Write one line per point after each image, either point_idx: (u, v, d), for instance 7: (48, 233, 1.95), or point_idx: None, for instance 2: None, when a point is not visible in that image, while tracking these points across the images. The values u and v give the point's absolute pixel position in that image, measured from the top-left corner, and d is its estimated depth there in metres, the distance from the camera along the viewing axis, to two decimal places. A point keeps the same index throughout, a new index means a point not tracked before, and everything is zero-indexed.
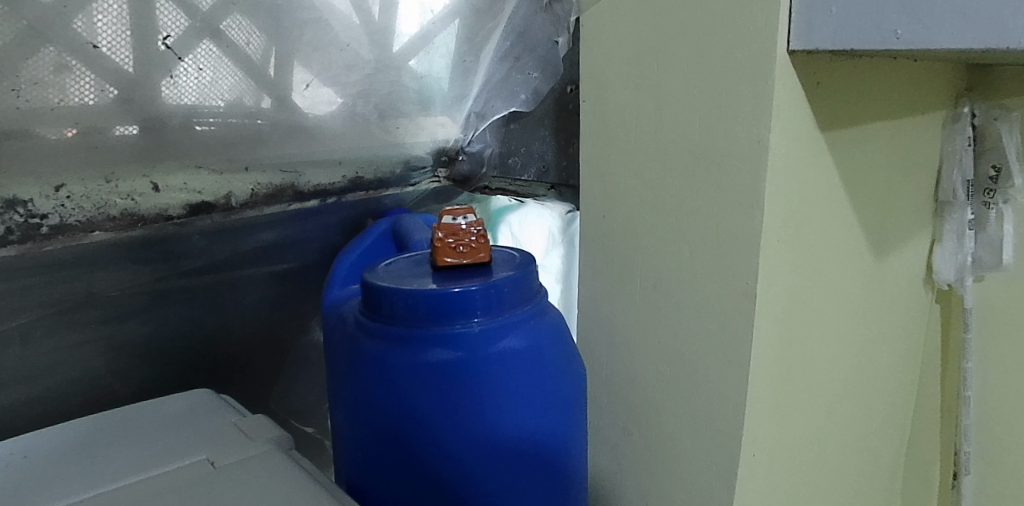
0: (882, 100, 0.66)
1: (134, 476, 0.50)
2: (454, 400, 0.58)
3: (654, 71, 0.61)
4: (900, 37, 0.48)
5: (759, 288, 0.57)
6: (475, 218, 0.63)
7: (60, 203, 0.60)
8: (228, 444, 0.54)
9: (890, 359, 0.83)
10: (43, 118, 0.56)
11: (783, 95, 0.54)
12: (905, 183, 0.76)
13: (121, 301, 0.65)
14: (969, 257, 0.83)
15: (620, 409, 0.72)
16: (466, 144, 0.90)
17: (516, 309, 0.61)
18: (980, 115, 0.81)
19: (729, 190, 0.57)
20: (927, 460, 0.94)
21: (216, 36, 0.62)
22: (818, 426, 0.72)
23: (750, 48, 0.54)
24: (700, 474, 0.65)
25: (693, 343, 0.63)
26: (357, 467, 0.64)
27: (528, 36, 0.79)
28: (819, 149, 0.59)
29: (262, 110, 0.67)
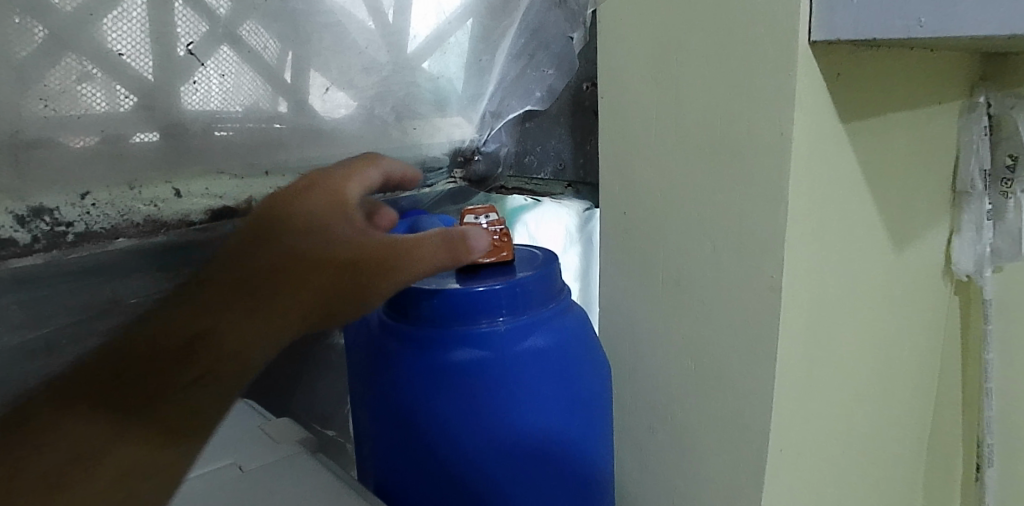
0: (900, 91, 0.66)
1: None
2: (480, 400, 0.58)
3: (673, 67, 0.61)
4: (924, 26, 0.48)
5: (785, 281, 0.57)
6: (496, 217, 0.64)
7: (86, 211, 0.60)
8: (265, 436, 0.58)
9: (911, 350, 0.82)
10: (68, 126, 0.56)
11: (806, 86, 0.53)
12: (924, 174, 0.75)
13: (143, 307, 0.64)
14: (987, 247, 0.82)
15: (642, 405, 0.72)
16: (482, 144, 0.89)
17: (539, 307, 0.61)
18: (995, 105, 0.80)
19: (752, 183, 0.57)
20: (950, 453, 0.93)
21: (235, 42, 0.63)
22: (842, 419, 0.71)
23: (771, 40, 0.54)
24: (726, 471, 0.65)
25: (718, 338, 0.63)
26: (384, 469, 0.64)
27: (541, 33, 0.81)
28: (841, 140, 0.59)
29: (279, 114, 0.68)
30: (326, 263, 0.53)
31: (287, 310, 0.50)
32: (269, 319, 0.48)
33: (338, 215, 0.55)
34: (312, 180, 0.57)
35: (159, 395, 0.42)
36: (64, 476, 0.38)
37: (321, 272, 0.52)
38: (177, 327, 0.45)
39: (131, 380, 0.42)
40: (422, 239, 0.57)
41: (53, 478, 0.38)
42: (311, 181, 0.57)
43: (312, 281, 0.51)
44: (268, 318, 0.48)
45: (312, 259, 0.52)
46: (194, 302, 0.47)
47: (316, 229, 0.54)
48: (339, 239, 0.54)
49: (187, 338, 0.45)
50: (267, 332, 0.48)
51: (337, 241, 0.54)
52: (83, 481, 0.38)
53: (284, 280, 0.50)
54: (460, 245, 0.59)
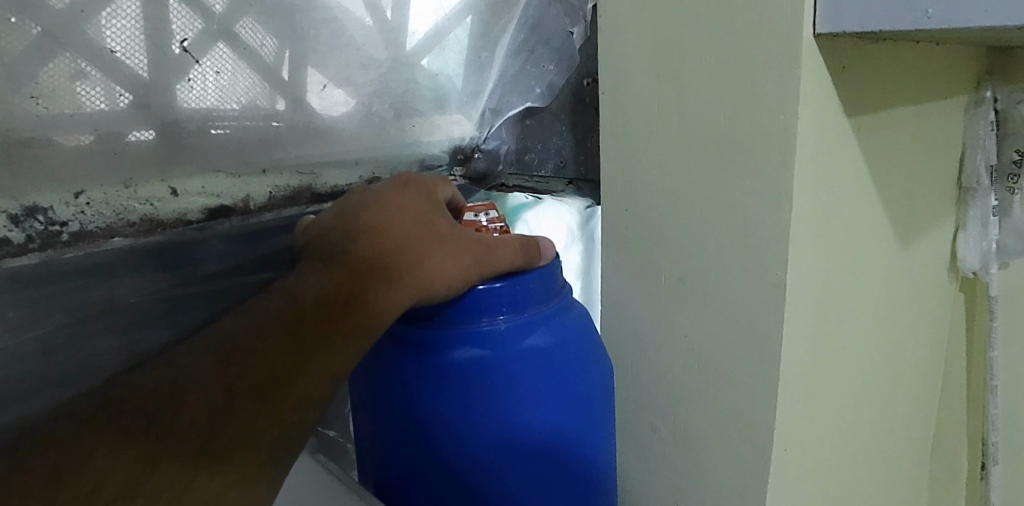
0: (905, 86, 0.65)
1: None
2: (481, 401, 0.57)
3: (676, 62, 0.60)
4: (931, 17, 0.47)
5: (789, 278, 0.56)
6: (497, 215, 0.64)
7: (80, 210, 0.60)
8: None
9: (917, 348, 0.81)
10: (61, 125, 0.56)
11: (811, 79, 0.52)
12: (929, 169, 0.74)
13: (142, 309, 0.63)
14: (993, 243, 0.81)
15: (645, 405, 0.71)
16: (482, 141, 0.89)
17: (539, 305, 0.60)
18: (1002, 100, 0.78)
19: (756, 178, 0.56)
20: (954, 451, 0.92)
21: (231, 38, 0.62)
22: (846, 418, 0.70)
23: (774, 33, 0.53)
24: (731, 470, 0.65)
25: (723, 336, 0.62)
26: (386, 470, 0.63)
27: (541, 28, 0.81)
28: (846, 135, 0.58)
29: (278, 112, 0.67)
30: (427, 260, 0.53)
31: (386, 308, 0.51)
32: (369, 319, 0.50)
33: (435, 213, 0.56)
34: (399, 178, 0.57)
35: (264, 395, 0.45)
36: (180, 475, 0.41)
37: (421, 264, 0.53)
38: (278, 328, 0.47)
39: (238, 380, 0.45)
40: (510, 238, 0.58)
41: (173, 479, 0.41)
42: (401, 178, 0.57)
43: (410, 278, 0.52)
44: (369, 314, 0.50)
45: (411, 256, 0.53)
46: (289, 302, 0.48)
47: (415, 226, 0.54)
48: (439, 235, 0.54)
49: (285, 340, 0.47)
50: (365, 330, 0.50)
51: (438, 238, 0.54)
52: (196, 480, 0.41)
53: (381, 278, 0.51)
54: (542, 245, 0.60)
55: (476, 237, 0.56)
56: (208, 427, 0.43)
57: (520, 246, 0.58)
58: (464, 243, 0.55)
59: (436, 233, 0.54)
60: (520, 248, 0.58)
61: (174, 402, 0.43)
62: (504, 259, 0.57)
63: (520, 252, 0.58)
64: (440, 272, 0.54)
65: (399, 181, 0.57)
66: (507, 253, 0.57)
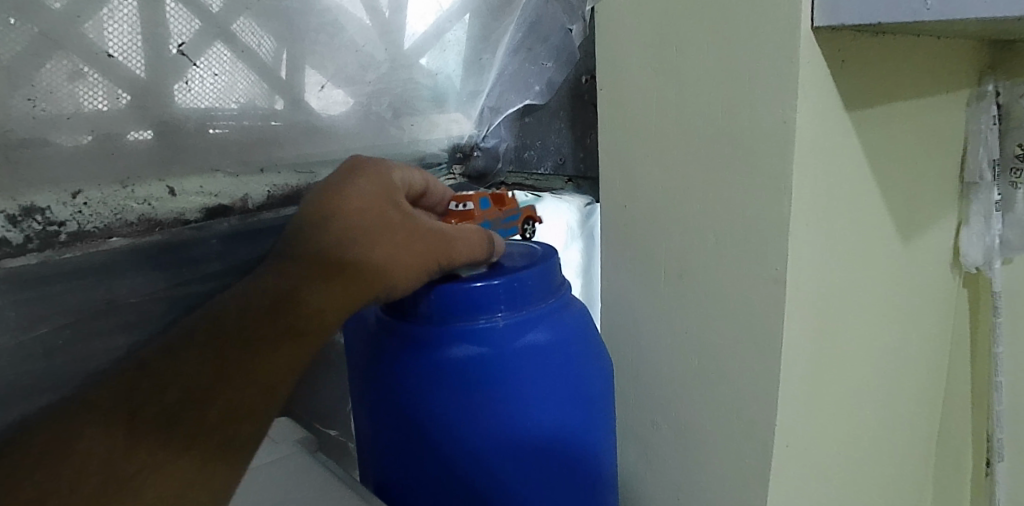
0: (906, 79, 0.64)
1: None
2: (478, 397, 0.57)
3: (674, 58, 0.60)
4: (930, 9, 0.46)
5: (789, 274, 0.56)
6: (475, 207, 0.63)
7: (77, 210, 0.60)
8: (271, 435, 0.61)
9: (920, 344, 0.81)
10: (58, 126, 0.56)
11: (810, 73, 0.52)
12: (931, 164, 0.74)
13: (142, 309, 0.63)
14: (996, 238, 0.80)
15: (647, 402, 0.71)
16: (481, 139, 0.90)
17: (539, 302, 0.60)
18: (1004, 94, 0.78)
19: (755, 173, 0.56)
20: (957, 450, 0.91)
21: (228, 39, 0.62)
22: (848, 415, 0.70)
23: (773, 28, 0.52)
24: (733, 467, 0.64)
25: (723, 333, 0.62)
26: (384, 467, 0.63)
27: (541, 26, 0.80)
28: (846, 129, 0.58)
29: (276, 111, 0.68)
30: (381, 250, 0.52)
31: (339, 301, 0.50)
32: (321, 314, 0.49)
33: (389, 202, 0.55)
34: (347, 170, 0.56)
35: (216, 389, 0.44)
36: (122, 475, 0.40)
37: (376, 253, 0.52)
38: (221, 332, 0.47)
39: (181, 383, 0.44)
40: (463, 230, 0.57)
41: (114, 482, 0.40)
42: (352, 169, 0.56)
43: (363, 270, 0.51)
44: (321, 308, 0.49)
45: (363, 248, 0.52)
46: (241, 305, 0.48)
47: (367, 217, 0.53)
48: (391, 225, 0.53)
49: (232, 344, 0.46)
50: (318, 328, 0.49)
51: (391, 229, 0.53)
52: (139, 482, 0.40)
53: (331, 273, 0.50)
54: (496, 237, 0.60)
55: (430, 226, 0.55)
56: (150, 430, 0.42)
57: (476, 238, 0.58)
58: (418, 234, 0.54)
59: (389, 222, 0.54)
60: (475, 241, 0.58)
61: (118, 409, 0.42)
62: (460, 252, 0.56)
63: (477, 243, 0.58)
64: (395, 263, 0.53)
65: (350, 172, 0.56)
66: (463, 244, 0.56)
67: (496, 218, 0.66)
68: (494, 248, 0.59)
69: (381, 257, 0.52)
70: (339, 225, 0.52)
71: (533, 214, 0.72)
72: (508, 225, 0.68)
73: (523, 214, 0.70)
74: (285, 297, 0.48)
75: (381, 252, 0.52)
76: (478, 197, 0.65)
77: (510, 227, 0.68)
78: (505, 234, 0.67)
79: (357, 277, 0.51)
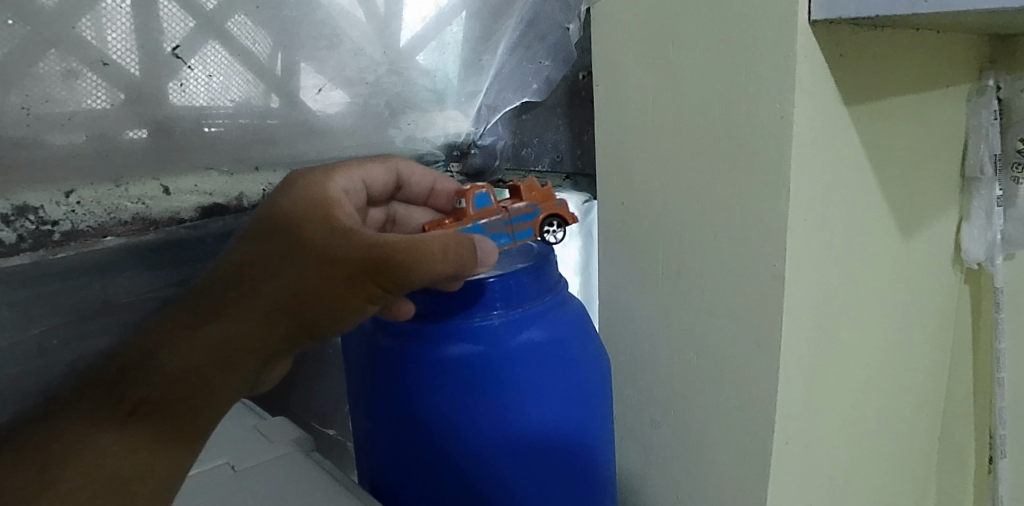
0: (905, 74, 0.64)
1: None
2: (475, 395, 0.57)
3: (670, 53, 0.60)
4: (928, 1, 0.46)
5: (787, 270, 0.55)
6: (470, 203, 0.56)
7: (71, 209, 0.61)
8: (268, 436, 0.60)
9: (921, 340, 0.80)
10: (52, 126, 0.57)
11: (807, 68, 0.51)
12: (931, 159, 0.73)
13: (135, 307, 0.64)
14: (998, 234, 0.80)
15: (647, 400, 0.71)
16: (478, 137, 0.89)
17: (536, 300, 0.60)
18: (1005, 88, 0.77)
19: (752, 169, 0.56)
20: (961, 446, 0.90)
21: (223, 37, 0.61)
22: (849, 412, 0.69)
23: (769, 22, 0.52)
24: (732, 465, 0.64)
25: (721, 330, 0.62)
26: (385, 472, 0.63)
27: (538, 23, 0.78)
28: (845, 124, 0.57)
29: (272, 109, 0.67)
30: (290, 273, 0.46)
31: (247, 320, 0.45)
32: (217, 343, 0.44)
33: (316, 220, 0.50)
34: (290, 181, 0.54)
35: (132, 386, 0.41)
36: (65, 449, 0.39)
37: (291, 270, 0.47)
38: (146, 336, 0.44)
39: (108, 379, 0.42)
40: (404, 241, 0.47)
41: (50, 455, 0.38)
42: (294, 180, 0.54)
43: (269, 294, 0.46)
44: (224, 333, 0.44)
45: (274, 269, 0.47)
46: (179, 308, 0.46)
47: (286, 237, 0.48)
48: (308, 245, 0.48)
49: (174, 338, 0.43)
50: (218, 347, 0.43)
51: (311, 247, 0.47)
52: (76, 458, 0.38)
53: (240, 294, 0.46)
54: (457, 245, 0.49)
55: (354, 243, 0.47)
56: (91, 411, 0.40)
57: (418, 251, 0.47)
58: (336, 252, 0.47)
59: (308, 242, 0.48)
60: (416, 253, 0.47)
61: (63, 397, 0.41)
62: (392, 271, 0.46)
63: (418, 256, 0.47)
64: (310, 278, 0.46)
65: (291, 185, 0.53)
66: (396, 259, 0.46)
67: (494, 221, 0.56)
68: (449, 260, 0.48)
69: (290, 280, 0.46)
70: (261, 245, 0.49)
71: (556, 211, 0.59)
72: (515, 228, 0.57)
73: (543, 212, 0.58)
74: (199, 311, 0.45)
75: (290, 276, 0.46)
76: (472, 198, 0.56)
77: (517, 230, 0.57)
78: (510, 239, 0.57)
79: (263, 303, 0.45)
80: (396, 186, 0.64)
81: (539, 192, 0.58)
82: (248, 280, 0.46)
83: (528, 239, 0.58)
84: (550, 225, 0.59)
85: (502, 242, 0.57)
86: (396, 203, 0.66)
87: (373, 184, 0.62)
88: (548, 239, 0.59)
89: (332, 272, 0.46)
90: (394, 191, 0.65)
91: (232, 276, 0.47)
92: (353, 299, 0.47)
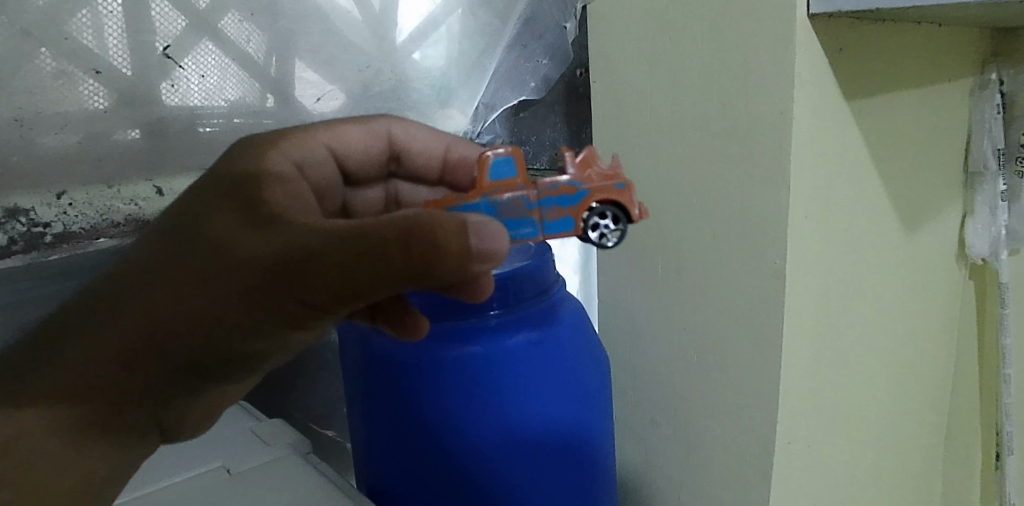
0: (906, 68, 0.63)
1: (169, 479, 0.54)
2: (474, 396, 0.57)
3: (668, 50, 0.59)
4: None
5: (788, 268, 0.54)
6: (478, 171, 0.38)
7: (62, 211, 0.60)
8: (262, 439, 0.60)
9: (925, 336, 0.79)
10: (44, 128, 0.57)
11: (806, 62, 0.51)
12: (932, 154, 0.72)
13: None
14: (1002, 229, 0.79)
15: (648, 399, 0.71)
16: (475, 136, 0.82)
17: (535, 299, 0.59)
18: (1007, 82, 0.76)
19: (751, 166, 0.55)
20: (968, 443, 0.89)
21: (215, 35, 0.61)
22: (853, 409, 0.69)
23: (767, 16, 0.51)
24: (734, 464, 0.63)
25: (721, 328, 0.61)
26: (384, 478, 0.61)
27: (535, 23, 0.78)
28: (845, 119, 0.56)
29: (267, 109, 0.66)
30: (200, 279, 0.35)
31: (140, 332, 0.35)
32: (109, 363, 0.36)
33: (236, 203, 0.37)
34: (232, 149, 0.42)
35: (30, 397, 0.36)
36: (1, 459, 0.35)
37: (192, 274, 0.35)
38: (66, 326, 0.38)
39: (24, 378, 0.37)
40: (344, 227, 0.33)
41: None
42: (235, 147, 0.43)
43: (170, 307, 0.35)
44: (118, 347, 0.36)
45: (182, 276, 0.35)
46: (92, 315, 0.37)
47: (195, 229, 0.36)
48: (217, 241, 0.35)
49: (102, 354, 0.36)
50: (113, 364, 0.36)
51: (225, 248, 0.35)
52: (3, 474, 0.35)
53: (148, 305, 0.35)
54: (420, 231, 0.33)
55: (277, 239, 0.34)
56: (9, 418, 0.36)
57: (364, 248, 0.33)
58: (241, 255, 0.34)
59: (218, 234, 0.35)
60: (361, 248, 0.33)
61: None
62: (325, 274, 0.33)
63: (365, 252, 0.33)
64: (214, 288, 0.34)
65: (230, 155, 0.41)
66: (321, 261, 0.33)
67: (513, 201, 0.37)
68: (413, 257, 0.33)
69: (199, 293, 0.34)
70: (168, 239, 0.37)
71: (616, 198, 0.38)
72: (545, 215, 0.37)
73: (590, 194, 0.38)
74: (104, 307, 0.37)
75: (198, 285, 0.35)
76: (485, 166, 0.38)
77: (550, 218, 0.37)
78: (537, 231, 0.38)
79: (171, 319, 0.35)
80: (393, 156, 0.53)
81: (595, 169, 0.38)
82: (152, 289, 0.36)
83: (566, 234, 0.38)
84: (602, 215, 0.38)
85: (523, 234, 0.37)
86: (398, 180, 0.55)
87: (358, 153, 0.51)
88: (600, 240, 0.38)
89: (249, 281, 0.34)
90: (394, 163, 0.54)
91: (138, 276, 0.37)
92: (290, 312, 0.35)
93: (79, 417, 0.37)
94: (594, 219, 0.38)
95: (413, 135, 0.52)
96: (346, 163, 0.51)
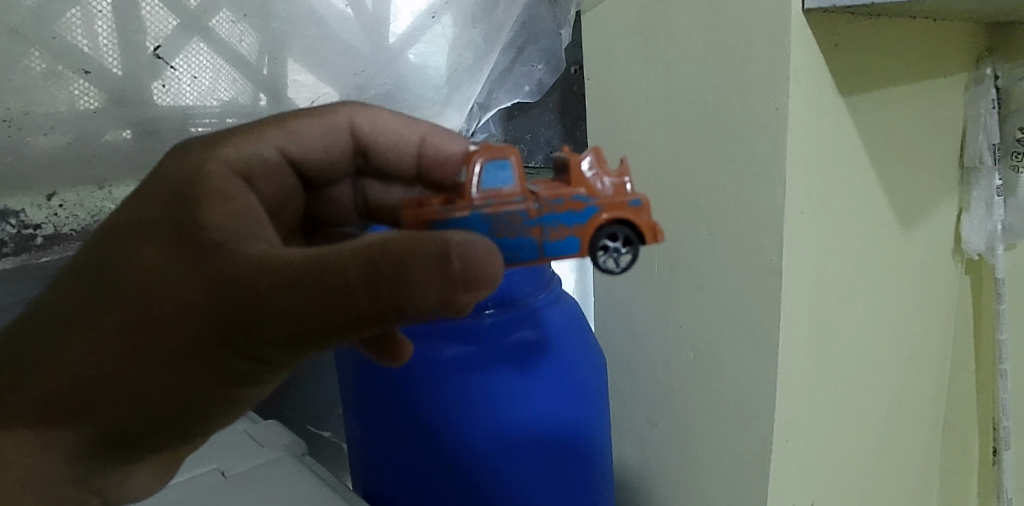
0: (901, 64, 0.63)
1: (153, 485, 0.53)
2: (468, 397, 0.56)
3: (663, 45, 0.59)
4: None
5: (785, 265, 0.54)
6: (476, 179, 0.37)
7: (53, 212, 0.63)
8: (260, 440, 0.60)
9: (922, 332, 0.79)
10: (33, 129, 0.57)
11: (801, 57, 0.50)
12: (928, 149, 0.72)
13: None
14: (999, 224, 0.78)
15: (646, 396, 0.71)
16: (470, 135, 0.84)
17: (529, 299, 0.59)
18: (1002, 77, 0.76)
19: (749, 163, 0.54)
20: (964, 439, 0.89)
21: (205, 34, 0.60)
22: (850, 405, 0.69)
23: (762, 11, 0.51)
24: (731, 461, 0.63)
25: (717, 324, 0.61)
26: (383, 483, 0.61)
27: (531, 26, 0.77)
28: (840, 115, 0.56)
29: (261, 108, 0.67)
30: (151, 320, 0.33)
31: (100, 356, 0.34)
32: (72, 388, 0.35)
33: (174, 227, 0.34)
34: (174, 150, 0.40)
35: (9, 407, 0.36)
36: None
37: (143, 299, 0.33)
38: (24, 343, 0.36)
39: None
40: (308, 260, 0.32)
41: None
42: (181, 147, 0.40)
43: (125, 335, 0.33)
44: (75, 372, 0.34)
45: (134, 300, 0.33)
46: (39, 347, 0.35)
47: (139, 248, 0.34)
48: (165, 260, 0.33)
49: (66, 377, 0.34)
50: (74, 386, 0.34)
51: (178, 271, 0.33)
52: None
53: (104, 332, 0.34)
54: (389, 266, 0.31)
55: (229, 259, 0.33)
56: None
57: (334, 291, 0.31)
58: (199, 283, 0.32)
59: (162, 271, 0.33)
60: (327, 288, 0.31)
61: None
62: (288, 305, 0.32)
63: (332, 293, 0.31)
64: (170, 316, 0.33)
65: (174, 154, 0.39)
66: (285, 293, 0.31)
67: (514, 217, 0.36)
68: (381, 295, 0.31)
69: (155, 339, 0.33)
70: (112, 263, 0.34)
71: (626, 217, 0.38)
72: (548, 234, 0.36)
73: (598, 212, 0.37)
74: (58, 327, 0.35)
75: (150, 333, 0.33)
76: (480, 174, 0.37)
77: (552, 237, 0.36)
78: (538, 251, 0.37)
79: (131, 361, 0.33)
80: (359, 150, 0.52)
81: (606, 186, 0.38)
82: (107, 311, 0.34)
83: (571, 255, 0.37)
84: (609, 236, 0.37)
85: (522, 253, 0.36)
86: (367, 179, 0.54)
87: (319, 150, 0.49)
88: (606, 261, 0.37)
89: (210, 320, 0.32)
90: (361, 159, 0.53)
91: (83, 312, 0.34)
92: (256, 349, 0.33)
93: (54, 438, 0.36)
94: (603, 240, 0.37)
95: (379, 124, 0.51)
96: (308, 160, 0.49)
